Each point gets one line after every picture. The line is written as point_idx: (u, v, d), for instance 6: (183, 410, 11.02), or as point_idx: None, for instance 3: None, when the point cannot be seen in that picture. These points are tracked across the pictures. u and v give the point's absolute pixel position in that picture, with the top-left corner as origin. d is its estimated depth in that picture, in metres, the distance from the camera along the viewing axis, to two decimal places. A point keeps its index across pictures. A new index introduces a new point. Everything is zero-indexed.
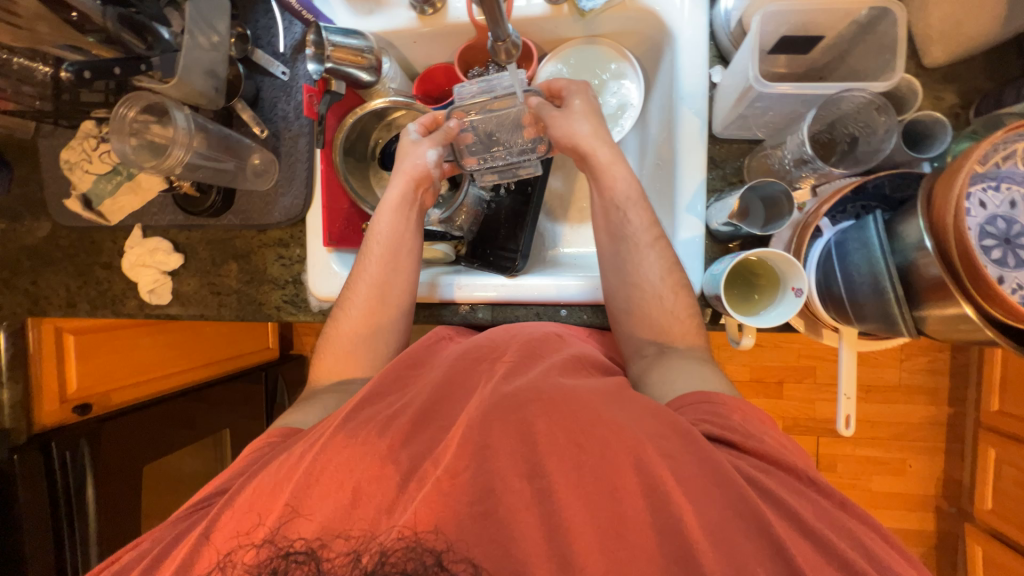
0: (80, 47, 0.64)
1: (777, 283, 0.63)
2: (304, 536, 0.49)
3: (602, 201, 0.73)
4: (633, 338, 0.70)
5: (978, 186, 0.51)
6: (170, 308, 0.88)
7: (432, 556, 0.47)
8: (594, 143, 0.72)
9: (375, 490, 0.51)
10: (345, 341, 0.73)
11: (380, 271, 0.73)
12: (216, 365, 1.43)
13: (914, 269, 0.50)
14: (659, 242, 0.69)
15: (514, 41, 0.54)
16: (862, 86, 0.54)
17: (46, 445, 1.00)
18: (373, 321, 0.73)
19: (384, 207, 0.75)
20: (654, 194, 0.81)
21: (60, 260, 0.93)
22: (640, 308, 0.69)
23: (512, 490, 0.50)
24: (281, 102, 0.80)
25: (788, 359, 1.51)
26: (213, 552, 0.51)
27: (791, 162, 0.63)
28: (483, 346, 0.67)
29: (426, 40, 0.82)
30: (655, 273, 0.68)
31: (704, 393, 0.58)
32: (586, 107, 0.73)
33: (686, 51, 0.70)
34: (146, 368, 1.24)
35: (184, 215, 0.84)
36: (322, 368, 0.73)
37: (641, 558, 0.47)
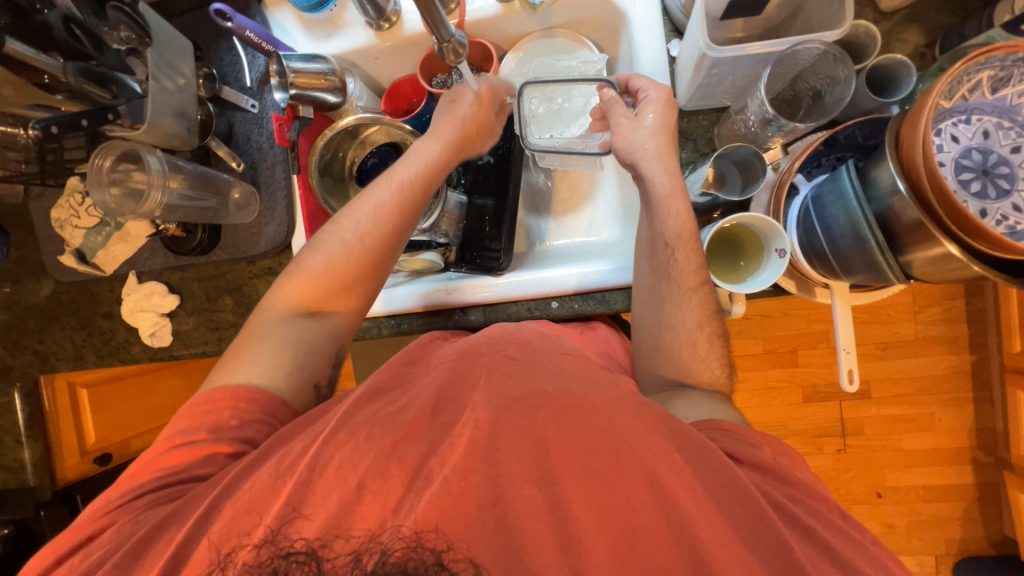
0: (50, 106, 0.65)
1: (761, 246, 0.62)
2: (305, 536, 0.48)
3: (650, 227, 0.66)
4: (642, 337, 0.70)
5: (948, 121, 0.51)
6: (173, 348, 0.89)
7: (431, 556, 0.46)
8: (657, 163, 0.64)
9: (383, 487, 0.50)
10: (327, 270, 0.70)
11: (392, 214, 0.71)
12: None
13: (892, 214, 0.49)
14: (700, 290, 0.65)
15: (460, 40, 0.54)
16: (814, 38, 0.53)
17: (71, 497, 1.03)
18: (369, 259, 0.71)
19: (415, 154, 0.72)
20: None
21: (63, 315, 0.96)
22: (665, 344, 0.67)
23: (522, 497, 0.49)
24: (254, 134, 0.82)
25: (799, 327, 1.48)
26: (211, 553, 0.49)
27: (756, 124, 0.63)
28: (478, 345, 0.67)
29: (388, 55, 0.83)
30: (689, 318, 0.65)
31: (713, 419, 0.58)
32: (661, 123, 0.64)
33: (641, 30, 0.70)
34: None
35: (175, 257, 0.86)
36: (292, 290, 0.69)
37: (650, 541, 0.47)
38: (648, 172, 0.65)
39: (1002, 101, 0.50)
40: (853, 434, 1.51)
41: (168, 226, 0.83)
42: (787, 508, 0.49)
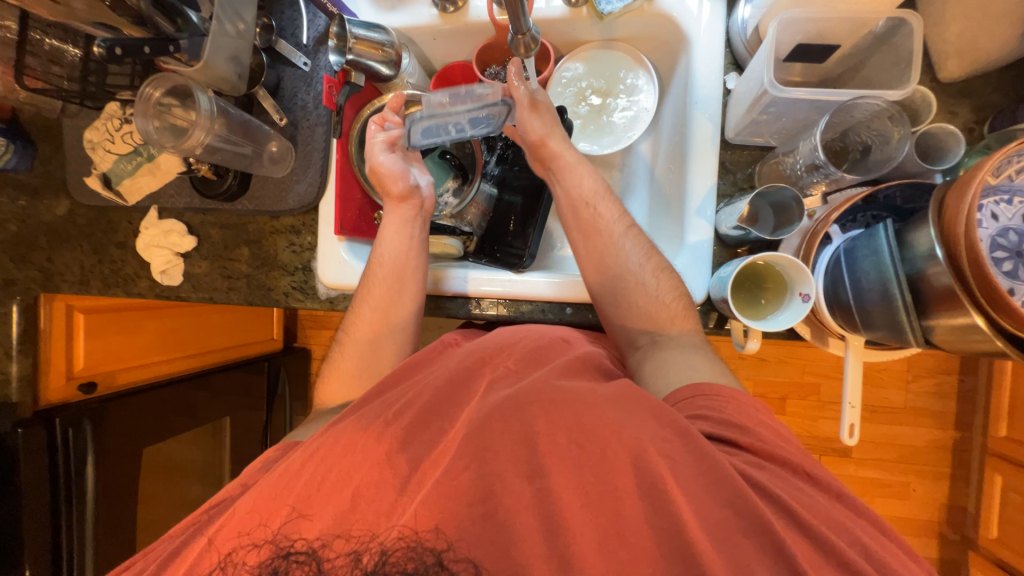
0: (111, 26, 0.65)
1: (784, 287, 0.63)
2: (305, 536, 0.51)
3: (569, 210, 0.77)
4: (628, 333, 0.72)
5: (991, 198, 0.51)
6: (181, 289, 0.89)
7: (432, 556, 0.48)
8: (561, 140, 0.77)
9: (376, 494, 0.53)
10: (349, 366, 0.76)
11: (384, 294, 0.76)
12: (218, 353, 1.45)
13: (924, 278, 0.49)
14: (631, 230, 0.74)
15: (534, 35, 0.55)
16: (875, 94, 0.54)
17: (49, 420, 1.01)
18: (372, 344, 0.76)
19: (388, 232, 0.79)
20: (664, 197, 0.81)
21: (76, 238, 0.95)
22: (625, 295, 0.71)
23: (512, 490, 0.50)
24: (300, 92, 0.82)
25: (792, 376, 1.49)
26: (214, 554, 0.53)
27: (803, 168, 0.64)
28: (490, 347, 0.69)
29: (446, 38, 0.83)
30: (635, 258, 0.72)
31: (696, 385, 0.60)
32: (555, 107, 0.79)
33: (702, 56, 0.71)
34: (152, 350, 1.26)
35: (200, 198, 0.86)
36: (326, 393, 0.76)
37: (638, 558, 0.47)
38: (597, 210, 0.76)
39: None
40: None
41: (200, 166, 0.82)
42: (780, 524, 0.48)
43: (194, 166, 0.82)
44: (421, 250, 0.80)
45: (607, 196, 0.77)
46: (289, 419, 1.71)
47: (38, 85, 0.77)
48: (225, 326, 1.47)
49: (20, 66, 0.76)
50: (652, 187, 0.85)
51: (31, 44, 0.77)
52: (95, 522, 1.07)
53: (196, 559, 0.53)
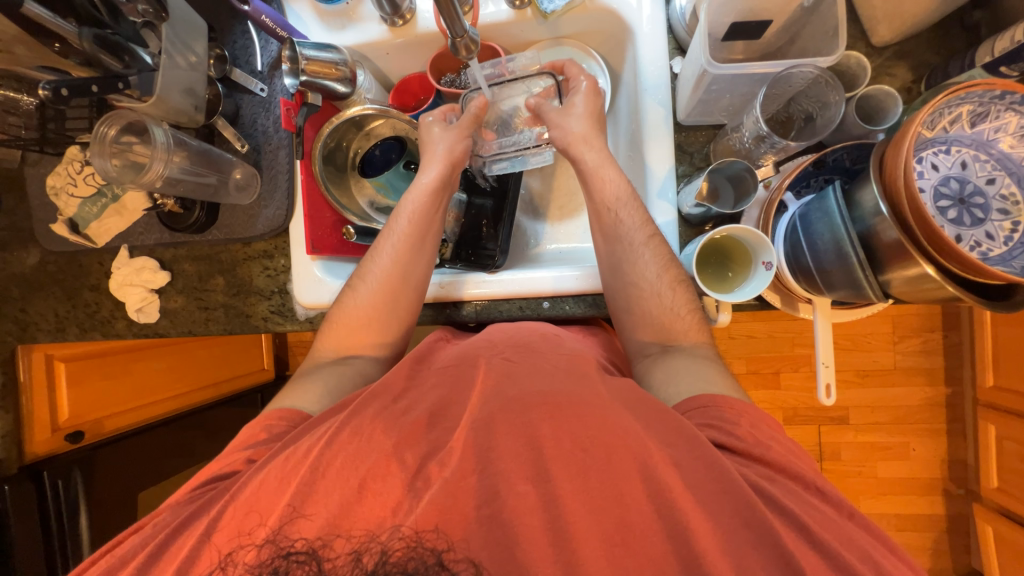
0: (58, 68, 0.65)
1: (750, 259, 0.64)
2: (306, 536, 0.49)
3: (593, 201, 0.74)
4: (636, 342, 0.72)
5: (929, 150, 0.54)
6: (159, 325, 0.89)
7: (432, 556, 0.48)
8: (585, 144, 0.74)
9: (382, 488, 0.51)
10: (358, 317, 0.74)
11: (406, 246, 0.75)
12: (212, 389, 1.44)
13: (874, 234, 0.51)
14: (653, 240, 0.69)
15: (473, 37, 0.55)
16: (808, 62, 0.56)
17: (37, 475, 1.00)
18: (389, 299, 0.74)
19: (418, 187, 0.77)
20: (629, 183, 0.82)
21: (49, 285, 0.94)
22: (638, 303, 0.69)
23: (515, 493, 0.50)
24: (260, 118, 0.83)
25: (782, 349, 1.51)
26: (214, 552, 0.51)
27: (750, 141, 0.65)
28: (479, 347, 0.70)
29: (399, 51, 0.85)
30: (652, 269, 0.69)
31: (709, 397, 0.59)
32: (586, 107, 0.76)
33: (647, 45, 0.73)
34: (140, 394, 1.24)
35: (170, 233, 0.85)
36: (328, 340, 0.74)
37: (645, 542, 0.48)
38: (619, 215, 0.71)
39: (980, 135, 0.53)
40: (830, 458, 1.54)
41: (165, 201, 0.82)
42: (771, 493, 0.50)
43: (159, 201, 0.82)
44: (441, 219, 0.79)
45: (632, 200, 0.71)
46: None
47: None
48: (214, 360, 1.46)
49: None
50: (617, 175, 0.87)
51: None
52: None
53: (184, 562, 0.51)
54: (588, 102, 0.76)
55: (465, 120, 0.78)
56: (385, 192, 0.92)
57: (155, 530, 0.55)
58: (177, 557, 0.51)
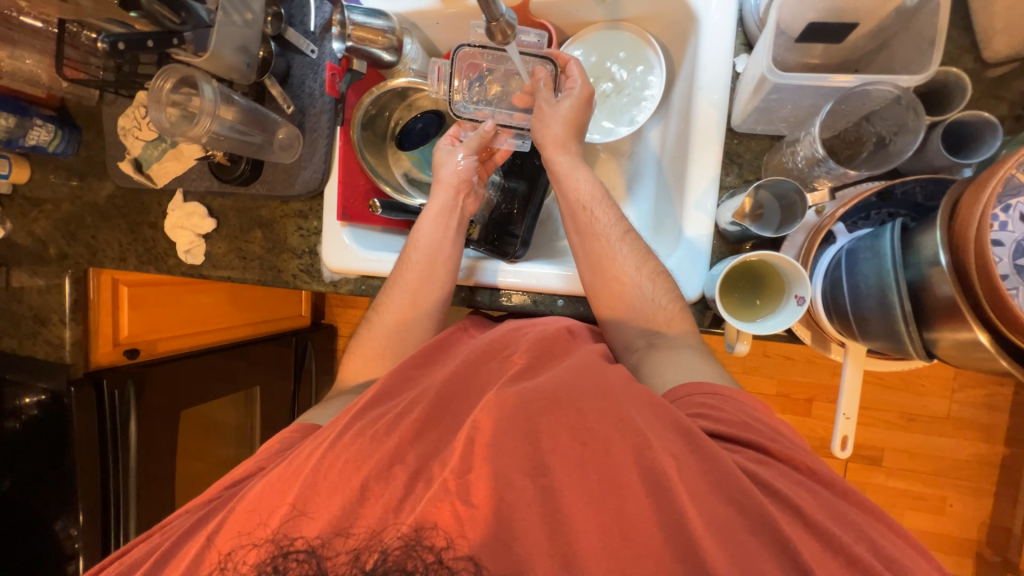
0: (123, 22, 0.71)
1: (783, 291, 0.59)
2: (306, 535, 0.52)
3: (565, 207, 0.72)
4: (624, 334, 0.69)
5: (1020, 197, 0.45)
6: (203, 268, 0.95)
7: (432, 555, 0.49)
8: (561, 148, 0.71)
9: (383, 490, 0.54)
10: (375, 347, 0.78)
11: (417, 278, 0.77)
12: (251, 327, 1.55)
13: (926, 287, 0.45)
14: (628, 235, 0.69)
15: (510, 21, 0.54)
16: (886, 80, 0.49)
17: (98, 381, 1.13)
18: (401, 330, 0.77)
19: (428, 216, 0.79)
20: (667, 188, 0.77)
21: (116, 218, 1.04)
22: (619, 297, 0.68)
23: (503, 481, 0.51)
24: (308, 80, 0.84)
25: (820, 377, 1.42)
26: (214, 553, 0.55)
27: (804, 162, 0.59)
28: (495, 341, 0.70)
29: (449, 22, 0.82)
30: (629, 264, 0.68)
31: (701, 384, 0.59)
32: (574, 111, 0.71)
33: (711, 38, 0.66)
34: (189, 323, 1.37)
35: (219, 183, 0.90)
36: (350, 370, 0.78)
37: (646, 559, 0.47)
38: (594, 215, 0.70)
39: None
40: None
41: (215, 153, 0.87)
42: None
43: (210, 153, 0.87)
44: (457, 242, 0.79)
45: (608, 199, 0.71)
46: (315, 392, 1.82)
47: (79, 76, 0.82)
48: (257, 302, 1.57)
49: (61, 56, 0.80)
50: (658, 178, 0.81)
51: (69, 35, 0.80)
52: (138, 475, 1.20)
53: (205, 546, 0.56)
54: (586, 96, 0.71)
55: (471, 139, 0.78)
56: (420, 167, 0.92)
57: (166, 536, 0.61)
58: (185, 559, 0.56)
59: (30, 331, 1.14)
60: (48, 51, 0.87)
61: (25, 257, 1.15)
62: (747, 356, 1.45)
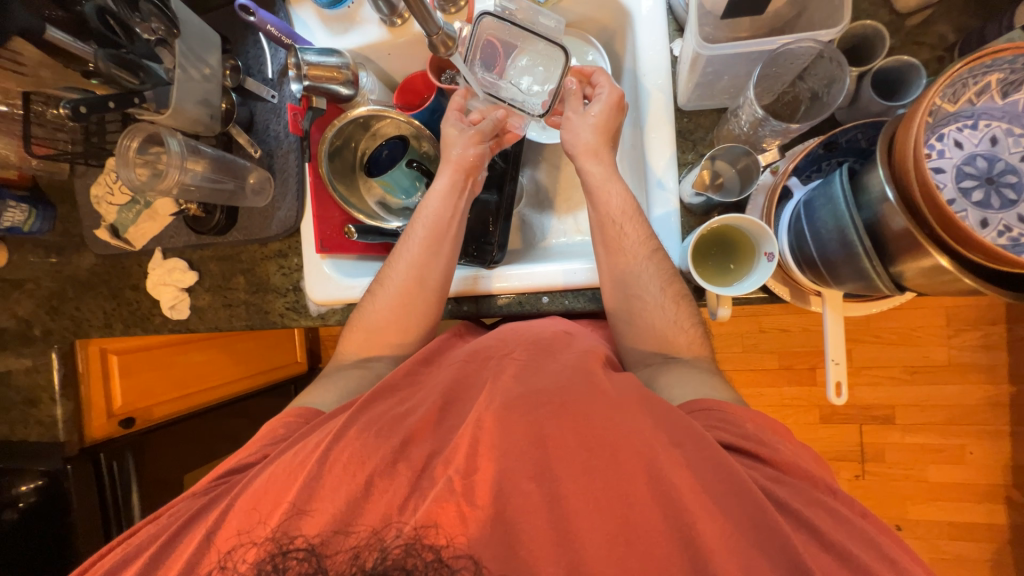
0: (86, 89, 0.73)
1: (753, 250, 0.61)
2: (306, 534, 0.51)
3: (597, 219, 0.72)
4: (637, 352, 0.70)
5: (952, 126, 0.48)
6: (189, 321, 0.95)
7: (432, 552, 0.48)
8: (594, 157, 0.72)
9: (389, 484, 0.53)
10: (378, 321, 0.77)
11: (423, 252, 0.77)
12: (250, 379, 1.54)
13: (881, 222, 0.47)
14: (655, 255, 0.68)
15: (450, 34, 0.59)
16: (808, 37, 0.52)
17: (95, 455, 1.12)
18: (405, 305, 0.76)
19: (434, 193, 0.79)
20: (632, 175, 0.80)
21: (97, 284, 1.04)
22: (639, 316, 0.68)
23: (514, 488, 0.51)
24: (272, 124, 0.87)
25: (818, 343, 1.43)
26: (215, 552, 0.53)
27: (749, 125, 0.62)
28: (492, 345, 0.70)
29: (400, 51, 0.86)
30: (654, 284, 0.67)
31: (709, 400, 0.58)
32: (606, 120, 0.72)
33: (645, 29, 0.70)
34: (183, 384, 1.35)
35: (196, 236, 0.91)
36: (349, 342, 0.78)
37: (650, 538, 0.47)
38: (623, 230, 0.69)
39: (1014, 106, 0.48)
40: (874, 460, 1.43)
41: (189, 206, 0.87)
42: (776, 494, 0.48)
43: (184, 206, 0.88)
44: (461, 222, 0.80)
45: (639, 216, 0.70)
46: None
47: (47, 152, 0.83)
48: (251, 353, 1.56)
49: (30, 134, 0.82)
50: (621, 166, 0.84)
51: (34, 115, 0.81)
52: None
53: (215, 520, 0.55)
54: (607, 114, 0.72)
55: (482, 125, 0.78)
56: (391, 191, 0.92)
57: (172, 519, 0.59)
58: (182, 556, 0.54)
59: (20, 414, 1.12)
60: (14, 131, 0.89)
61: (9, 340, 1.13)
62: (742, 334, 1.46)
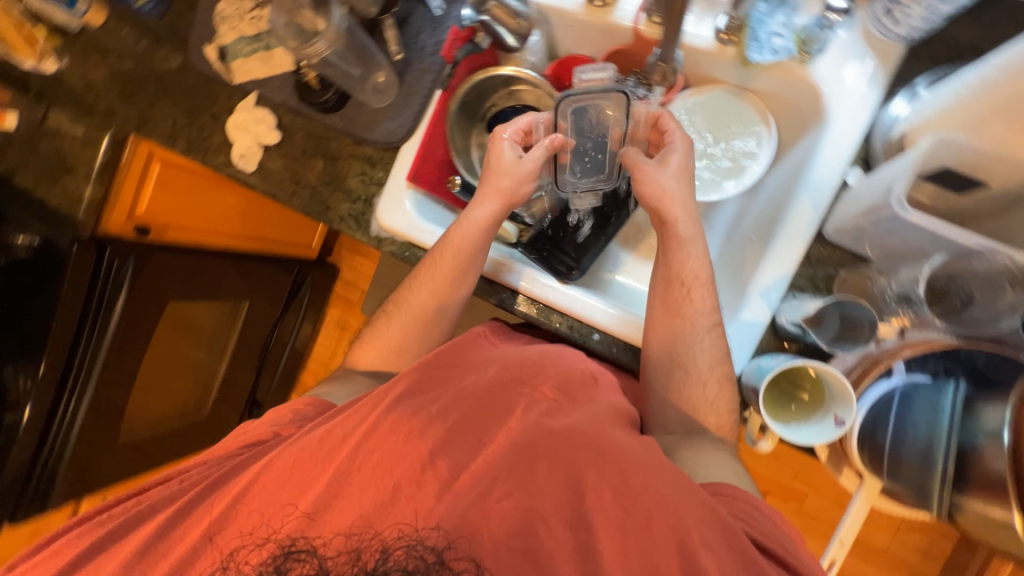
0: None
1: (822, 404, 0.60)
2: (308, 537, 0.55)
3: (666, 273, 0.70)
4: (664, 415, 0.68)
5: None
6: (250, 177, 0.92)
7: (432, 556, 0.52)
8: (683, 208, 0.68)
9: (414, 493, 0.55)
10: (388, 343, 0.78)
11: (444, 284, 0.76)
12: (257, 241, 1.55)
13: (980, 457, 0.52)
14: (716, 332, 0.67)
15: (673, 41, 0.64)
16: (1007, 252, 0.49)
17: (102, 248, 1.11)
18: (418, 330, 0.78)
19: (465, 220, 0.75)
20: (732, 265, 0.78)
21: (178, 95, 0.99)
22: (680, 386, 0.67)
23: (554, 536, 0.52)
24: (423, 34, 0.82)
25: None
26: (230, 533, 0.58)
27: (893, 296, 0.61)
28: (527, 361, 0.68)
29: (582, 31, 0.79)
30: (704, 357, 0.66)
31: (736, 487, 0.57)
32: (682, 162, 0.69)
33: (832, 140, 0.66)
34: (201, 219, 1.34)
35: (296, 99, 0.89)
36: (359, 357, 0.79)
37: None
38: (689, 294, 0.68)
39: None
40: None
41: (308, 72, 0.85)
42: None
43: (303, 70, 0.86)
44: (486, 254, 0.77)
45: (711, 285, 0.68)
46: (299, 323, 1.82)
47: None
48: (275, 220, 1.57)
49: None
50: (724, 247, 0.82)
51: None
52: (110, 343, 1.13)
53: (241, 488, 0.59)
54: (682, 159, 0.70)
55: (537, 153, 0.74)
56: None
57: (186, 486, 0.63)
58: (204, 519, 0.59)
59: (51, 175, 1.10)
60: None
61: (66, 99, 1.09)
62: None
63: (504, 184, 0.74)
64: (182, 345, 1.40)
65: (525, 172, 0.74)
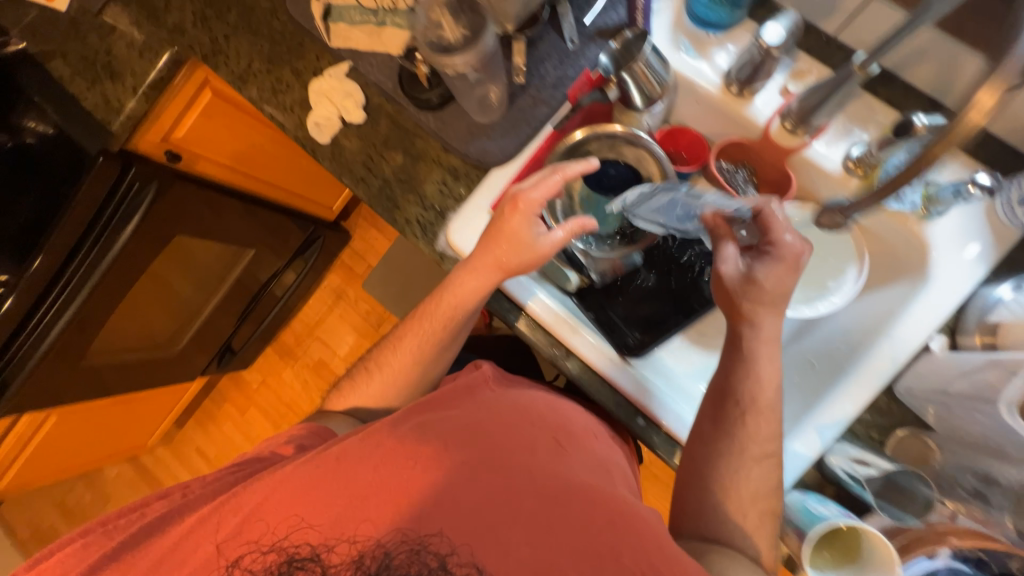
0: None
1: (859, 564, 0.62)
2: (310, 544, 0.60)
3: (733, 398, 0.67)
4: (688, 527, 0.67)
5: None
6: (320, 149, 0.86)
7: (435, 560, 0.57)
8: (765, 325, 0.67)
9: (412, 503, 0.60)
10: (368, 394, 0.83)
11: (428, 335, 0.81)
12: (277, 190, 1.49)
13: None
14: (764, 461, 0.65)
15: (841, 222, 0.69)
16: None
17: (127, 167, 1.03)
18: (403, 374, 0.82)
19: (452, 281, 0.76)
20: (783, 384, 0.80)
21: (262, 36, 0.91)
22: (713, 506, 0.66)
23: None
24: (548, 63, 0.79)
25: None
26: (230, 547, 0.62)
27: (956, 480, 0.63)
28: (518, 406, 0.74)
29: (705, 108, 0.78)
30: (749, 488, 0.64)
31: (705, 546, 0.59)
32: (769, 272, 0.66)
33: (926, 303, 0.67)
34: (226, 154, 1.27)
35: (394, 87, 0.83)
36: (338, 404, 0.84)
37: None
38: (745, 419, 0.66)
39: None
40: None
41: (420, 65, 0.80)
42: None
43: (416, 61, 0.80)
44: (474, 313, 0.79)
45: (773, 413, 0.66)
46: (299, 278, 1.83)
47: None
48: (301, 173, 1.51)
49: None
50: (773, 358, 0.83)
51: None
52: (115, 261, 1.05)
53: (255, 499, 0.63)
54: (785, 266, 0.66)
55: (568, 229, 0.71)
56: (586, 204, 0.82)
57: (193, 501, 0.68)
58: (216, 530, 0.63)
59: (93, 74, 0.99)
60: None
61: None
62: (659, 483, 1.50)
63: (510, 256, 0.71)
64: (178, 278, 1.32)
65: (540, 251, 0.71)
